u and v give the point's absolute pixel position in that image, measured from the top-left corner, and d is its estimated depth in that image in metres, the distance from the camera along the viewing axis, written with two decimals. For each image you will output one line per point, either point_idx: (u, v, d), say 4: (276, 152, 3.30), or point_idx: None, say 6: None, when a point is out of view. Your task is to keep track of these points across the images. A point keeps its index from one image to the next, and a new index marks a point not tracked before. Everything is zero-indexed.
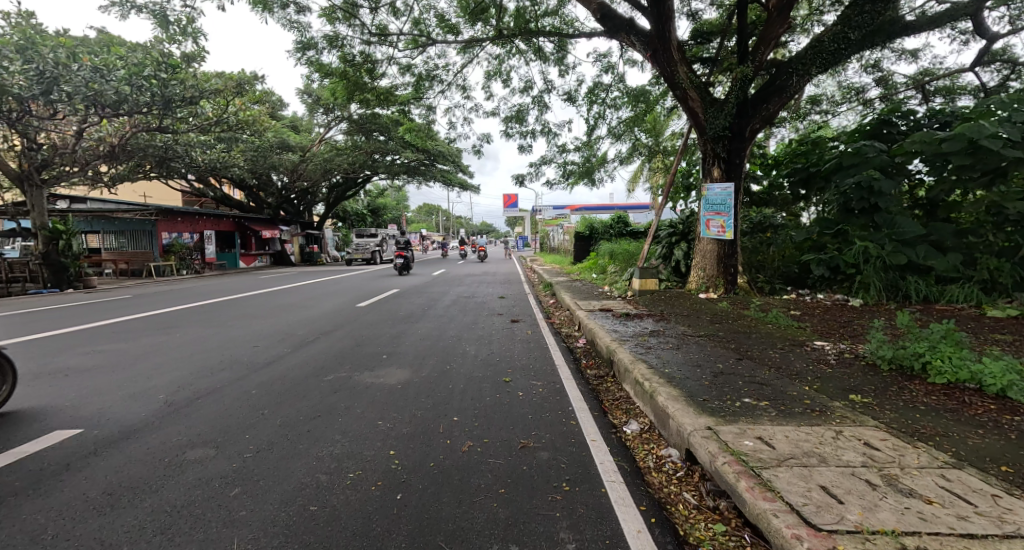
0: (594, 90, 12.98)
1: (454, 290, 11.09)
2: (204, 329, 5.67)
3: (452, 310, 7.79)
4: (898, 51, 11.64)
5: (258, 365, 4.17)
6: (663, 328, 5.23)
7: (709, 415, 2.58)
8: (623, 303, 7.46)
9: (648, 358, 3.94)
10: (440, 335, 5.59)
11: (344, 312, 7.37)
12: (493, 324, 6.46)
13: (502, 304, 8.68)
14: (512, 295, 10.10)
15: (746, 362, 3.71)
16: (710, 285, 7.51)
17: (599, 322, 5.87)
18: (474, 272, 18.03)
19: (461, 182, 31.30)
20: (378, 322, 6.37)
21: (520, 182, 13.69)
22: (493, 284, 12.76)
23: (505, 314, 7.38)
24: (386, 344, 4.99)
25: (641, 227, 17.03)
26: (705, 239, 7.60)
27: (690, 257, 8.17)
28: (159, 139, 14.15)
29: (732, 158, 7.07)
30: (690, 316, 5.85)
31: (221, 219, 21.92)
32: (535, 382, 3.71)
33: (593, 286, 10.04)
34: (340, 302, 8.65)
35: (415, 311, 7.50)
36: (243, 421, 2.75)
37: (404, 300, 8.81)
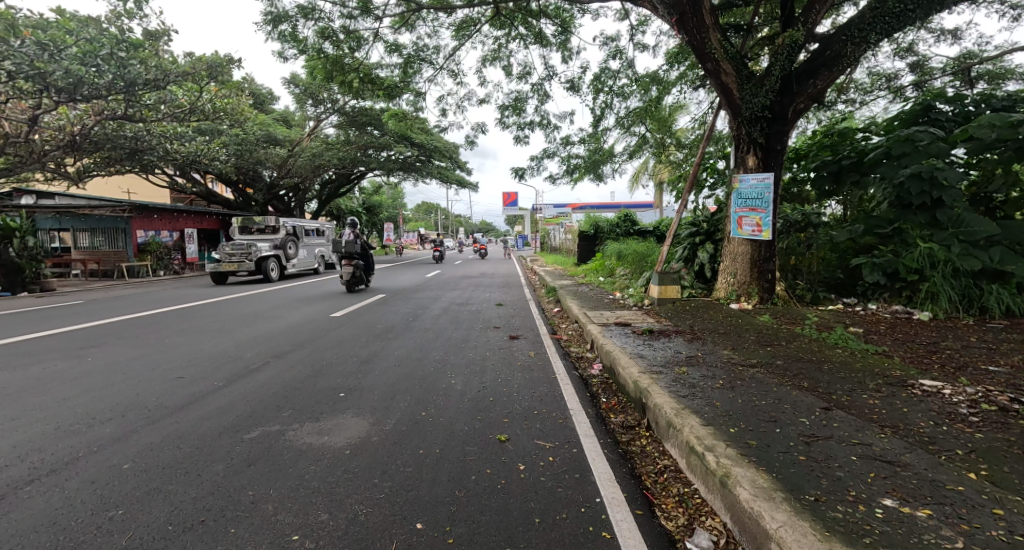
0: (600, 77, 11.95)
1: (447, 295, 10.07)
2: (130, 349, 4.61)
3: (442, 321, 6.74)
4: (936, 32, 10.53)
5: (169, 407, 3.10)
6: (701, 353, 4.13)
7: (845, 545, 1.50)
8: (641, 314, 6.39)
9: (698, 405, 2.85)
10: (423, 358, 4.54)
11: (316, 324, 6.33)
12: (488, 342, 5.41)
13: (500, 313, 7.63)
14: (511, 302, 9.03)
15: (840, 413, 2.63)
16: (742, 293, 6.48)
17: (616, 342, 4.80)
18: (471, 273, 17.02)
19: (460, 180, 30.26)
20: (352, 338, 5.33)
21: (520, 177, 12.66)
22: (490, 287, 11.75)
23: (502, 328, 6.32)
24: (353, 373, 3.95)
25: (649, 226, 16.00)
26: (736, 239, 6.56)
27: (716, 261, 7.09)
28: (129, 129, 13.11)
29: (771, 144, 6.00)
30: (730, 335, 4.77)
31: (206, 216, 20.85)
32: (544, 442, 2.65)
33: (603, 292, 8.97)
34: (315, 310, 7.62)
35: (398, 323, 6.46)
36: (65, 541, 1.68)
37: (389, 309, 7.77)
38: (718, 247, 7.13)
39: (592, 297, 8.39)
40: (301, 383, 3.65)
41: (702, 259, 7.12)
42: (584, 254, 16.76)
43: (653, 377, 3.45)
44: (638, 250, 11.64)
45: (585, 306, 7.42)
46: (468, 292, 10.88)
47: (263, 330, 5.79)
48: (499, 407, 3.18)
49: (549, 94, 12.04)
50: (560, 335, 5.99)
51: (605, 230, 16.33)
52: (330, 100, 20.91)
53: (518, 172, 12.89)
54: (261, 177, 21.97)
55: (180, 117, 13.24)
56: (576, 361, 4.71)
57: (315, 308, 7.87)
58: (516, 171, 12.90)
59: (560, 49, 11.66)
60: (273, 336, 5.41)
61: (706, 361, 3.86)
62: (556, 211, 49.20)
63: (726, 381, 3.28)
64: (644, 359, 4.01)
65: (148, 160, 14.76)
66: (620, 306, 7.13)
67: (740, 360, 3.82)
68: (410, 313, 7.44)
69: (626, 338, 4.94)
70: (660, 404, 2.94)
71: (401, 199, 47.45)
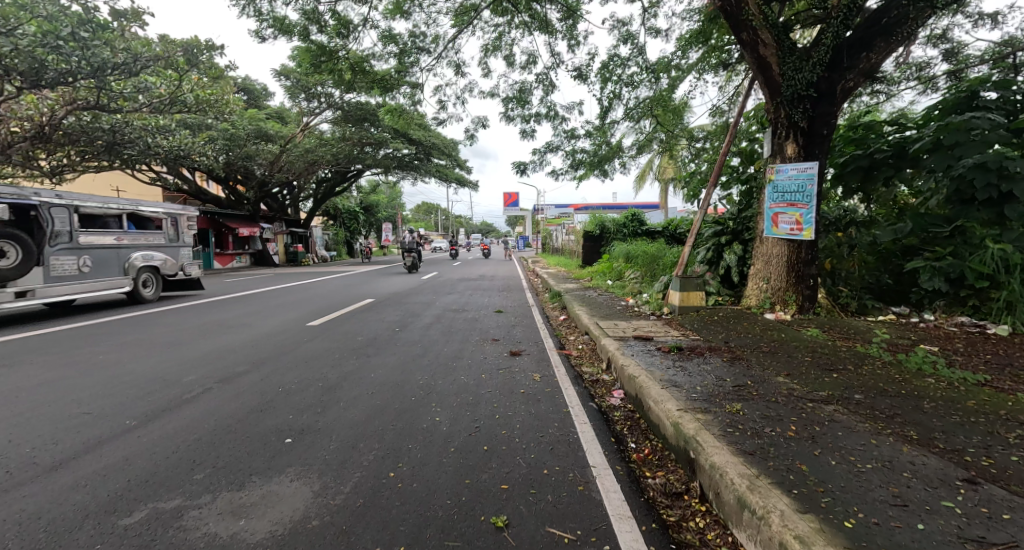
0: (609, 65, 11.17)
1: (442, 300, 9.26)
2: (46, 368, 3.79)
3: (434, 332, 5.92)
4: (972, 16, 9.69)
5: (47, 459, 2.28)
6: (751, 381, 3.30)
7: None
8: (662, 325, 5.57)
9: (777, 469, 2.02)
10: (404, 382, 3.73)
11: (288, 335, 5.51)
12: (485, 359, 4.58)
13: (499, 321, 6.81)
14: (512, 308, 8.23)
15: (997, 491, 1.79)
16: (777, 301, 5.66)
17: (639, 361, 3.96)
18: (470, 275, 16.21)
19: (459, 179, 29.51)
20: (325, 354, 4.51)
21: (522, 172, 11.88)
22: (489, 291, 10.95)
23: (501, 340, 5.50)
24: (314, 405, 3.12)
25: (657, 226, 15.22)
26: (771, 239, 5.73)
27: (745, 264, 6.25)
28: (105, 120, 12.34)
29: (815, 129, 5.14)
30: (776, 354, 3.94)
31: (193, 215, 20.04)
32: (562, 531, 1.83)
33: (613, 298, 8.15)
34: (292, 317, 6.82)
35: (382, 334, 5.63)
36: None
37: (374, 315, 6.98)
38: (747, 249, 6.29)
39: (603, 304, 7.57)
40: (245, 420, 2.83)
41: (729, 262, 6.29)
42: (588, 255, 15.93)
43: (699, 420, 2.62)
44: (649, 253, 10.86)
45: (596, 314, 6.60)
46: (465, 296, 10.04)
47: (222, 343, 4.96)
48: (499, 465, 2.36)
49: (554, 84, 11.25)
50: (569, 350, 5.15)
51: (611, 230, 15.51)
52: (324, 94, 20.15)
53: (519, 167, 12.14)
54: (252, 173, 21.23)
55: (159, 107, 12.46)
56: (591, 387, 3.88)
57: (292, 315, 7.09)
58: (518, 166, 12.13)
59: (566, 34, 10.81)
60: (232, 351, 4.58)
61: (761, 394, 3.02)
62: (557, 210, 48.53)
63: (801, 427, 2.44)
64: (681, 389, 3.18)
65: (129, 155, 14.01)
66: (635, 315, 6.31)
67: (805, 392, 2.98)
68: (400, 321, 6.65)
69: (650, 356, 4.10)
70: (721, 466, 2.10)
71: (399, 199, 46.74)
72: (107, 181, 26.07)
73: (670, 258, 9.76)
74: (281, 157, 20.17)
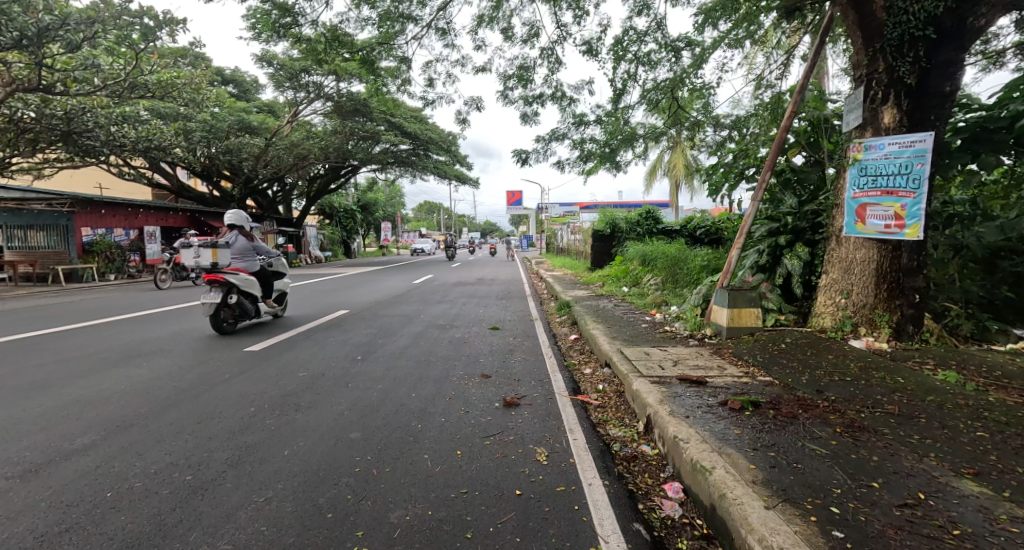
0: (623, 42, 9.87)
1: (429, 311, 7.91)
2: None
3: (407, 362, 4.55)
4: None
5: None
6: (923, 491, 1.84)
7: None
8: (709, 355, 4.12)
9: None
10: (329, 471, 2.32)
11: (210, 367, 4.15)
12: (466, 412, 3.19)
13: (494, 343, 5.43)
14: (511, 323, 6.85)
15: None
16: (862, 322, 4.25)
17: (702, 434, 2.51)
18: (469, 279, 14.87)
19: (461, 176, 28.13)
20: (238, 406, 3.14)
21: (523, 163, 10.68)
22: (488, 299, 9.58)
23: (494, 376, 4.11)
24: (137, 539, 1.73)
25: (674, 224, 13.80)
26: (853, 239, 4.30)
27: (813, 271, 4.80)
28: (58, 105, 11.17)
29: (928, 85, 3.73)
30: (918, 420, 2.48)
31: (173, 214, 18.81)
32: None
33: (635, 312, 6.73)
34: (235, 339, 5.49)
35: (337, 367, 4.27)
36: None
37: (337, 336, 5.60)
38: (815, 252, 4.85)
39: (624, 321, 6.14)
40: None
41: (790, 269, 4.86)
42: (597, 257, 14.58)
43: None
44: (673, 258, 9.63)
45: (617, 337, 5.15)
46: (457, 306, 8.68)
47: (110, 383, 3.61)
48: None
49: (560, 61, 9.95)
50: (586, 395, 3.71)
51: (622, 229, 14.13)
52: (313, 84, 18.82)
53: (522, 158, 10.79)
54: (238, 169, 20.02)
55: (117, 91, 11.19)
56: (627, 476, 2.43)
57: (240, 336, 5.77)
58: (519, 156, 10.76)
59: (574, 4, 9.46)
60: (108, 399, 3.24)
61: (968, 536, 1.57)
62: (562, 210, 47.02)
63: None
64: (806, 517, 1.72)
65: (91, 147, 12.78)
66: (667, 340, 4.87)
67: None
68: (368, 343, 5.29)
69: (716, 423, 2.65)
70: None
71: (399, 198, 45.33)
72: (90, 180, 24.97)
73: (706, 264, 8.40)
74: (266, 151, 18.91)
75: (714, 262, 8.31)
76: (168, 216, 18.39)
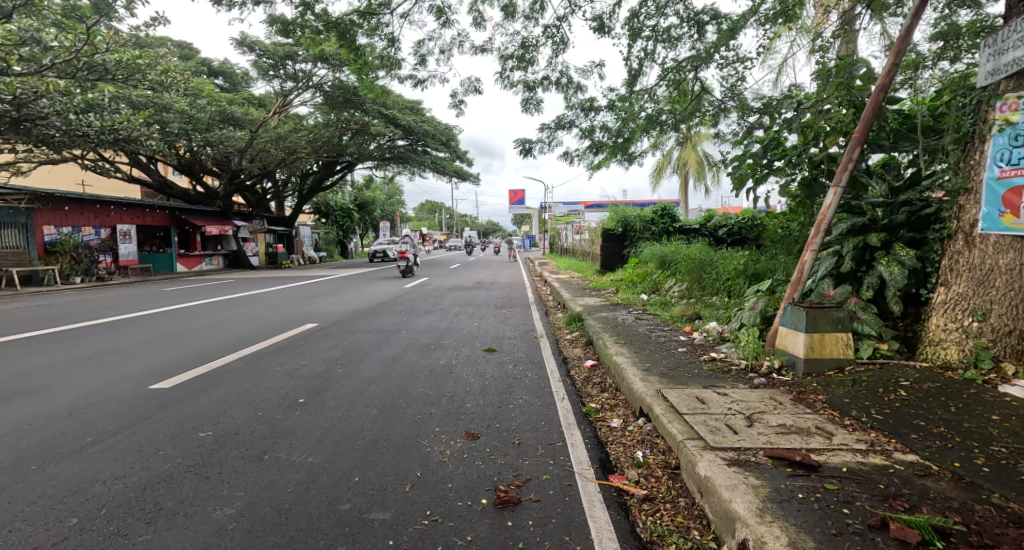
0: (637, 16, 8.72)
1: (413, 325, 6.71)
2: None
3: (366, 408, 3.31)
4: None
5: None
6: None
7: None
8: (794, 407, 2.85)
9: None
10: None
11: (78, 419, 2.92)
12: (428, 526, 1.93)
13: (485, 375, 4.17)
14: (511, 343, 5.60)
15: None
16: (1010, 356, 2.96)
17: None
18: (466, 283, 13.67)
19: (461, 173, 26.91)
20: (52, 517, 1.88)
21: (526, 153, 9.53)
22: (484, 309, 8.37)
23: (483, 436, 2.84)
24: None
25: (693, 225, 12.60)
26: (994, 238, 3.02)
27: (922, 283, 3.52)
28: (4, 88, 9.64)
29: None
30: None
31: (152, 212, 17.62)
32: None
33: (663, 331, 5.47)
34: (155, 366, 4.26)
35: (262, 419, 3.03)
36: None
37: (287, 364, 4.36)
38: (920, 256, 3.57)
39: (652, 344, 4.86)
40: None
41: (887, 279, 3.57)
42: (607, 259, 13.36)
43: None
44: (698, 261, 8.52)
45: (649, 369, 3.88)
46: (448, 317, 7.44)
47: None
48: None
49: (567, 40, 8.75)
50: (620, 477, 2.44)
51: (635, 229, 12.88)
52: (301, 73, 17.66)
53: (524, 149, 9.55)
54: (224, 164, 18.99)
55: (71, 73, 10.19)
56: None
57: (166, 361, 4.53)
58: (522, 147, 9.52)
59: None
60: None
61: None
62: (564, 210, 45.92)
63: None
64: None
65: (49, 136, 11.67)
66: (720, 375, 3.60)
67: None
68: (323, 376, 4.04)
69: None
70: None
71: (398, 198, 44.12)
72: (72, 178, 23.86)
73: (745, 270, 7.27)
74: (252, 144, 17.81)
75: (753, 269, 7.15)
76: (146, 215, 17.24)
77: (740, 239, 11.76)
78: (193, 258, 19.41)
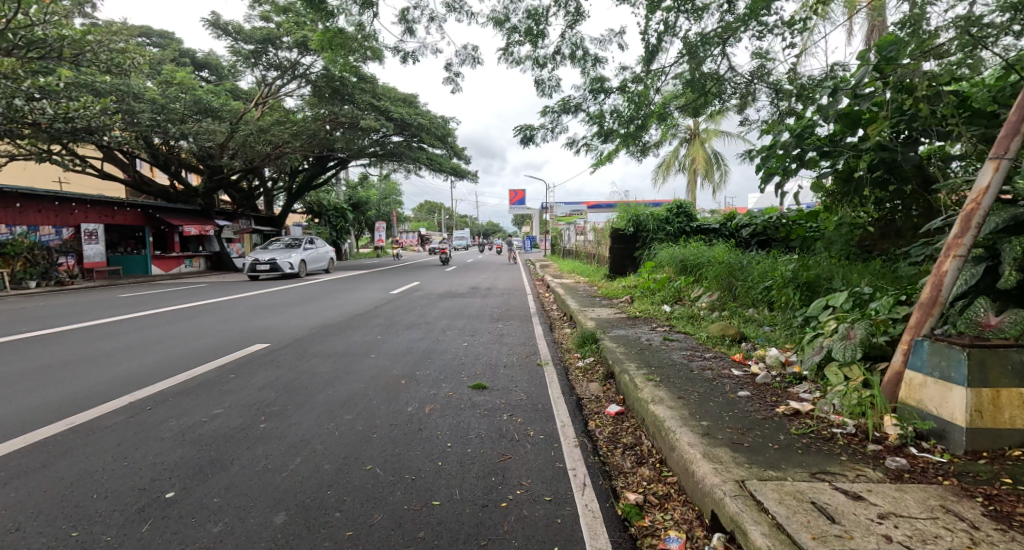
0: None
1: (387, 345, 5.47)
2: None
3: (268, 511, 2.06)
4: None
5: None
6: None
7: None
8: (1009, 540, 1.58)
9: None
10: None
11: None
12: None
13: (466, 438, 2.89)
14: (507, 374, 4.34)
15: None
16: None
17: None
18: (461, 288, 12.43)
19: (459, 170, 25.67)
20: None
21: (527, 141, 8.30)
22: (478, 323, 7.11)
23: None
24: None
25: (713, 225, 11.59)
26: None
27: None
28: None
29: None
30: None
31: (124, 210, 16.43)
32: None
33: (702, 360, 4.24)
34: (5, 420, 3.02)
35: (74, 544, 1.77)
36: None
37: (192, 414, 3.11)
38: None
39: (696, 381, 3.61)
40: None
41: None
42: (618, 263, 12.11)
43: None
44: (731, 267, 7.46)
45: (710, 431, 2.62)
46: (433, 334, 6.21)
47: None
48: None
49: (579, 10, 7.52)
50: None
51: (648, 228, 11.67)
52: (287, 60, 16.49)
53: (523, 137, 8.30)
54: (206, 158, 17.97)
55: (6, 48, 9.14)
56: None
57: (31, 410, 3.29)
58: (522, 134, 8.27)
59: None
60: None
61: None
62: (566, 210, 44.75)
63: None
64: None
65: None
66: (827, 450, 2.33)
67: None
68: (233, 437, 2.80)
69: None
70: None
71: (395, 197, 42.88)
72: (48, 174, 22.67)
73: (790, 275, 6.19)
74: (231, 138, 17.06)
75: (805, 277, 5.83)
76: (116, 214, 16.03)
77: (766, 241, 10.65)
78: (170, 259, 18.25)
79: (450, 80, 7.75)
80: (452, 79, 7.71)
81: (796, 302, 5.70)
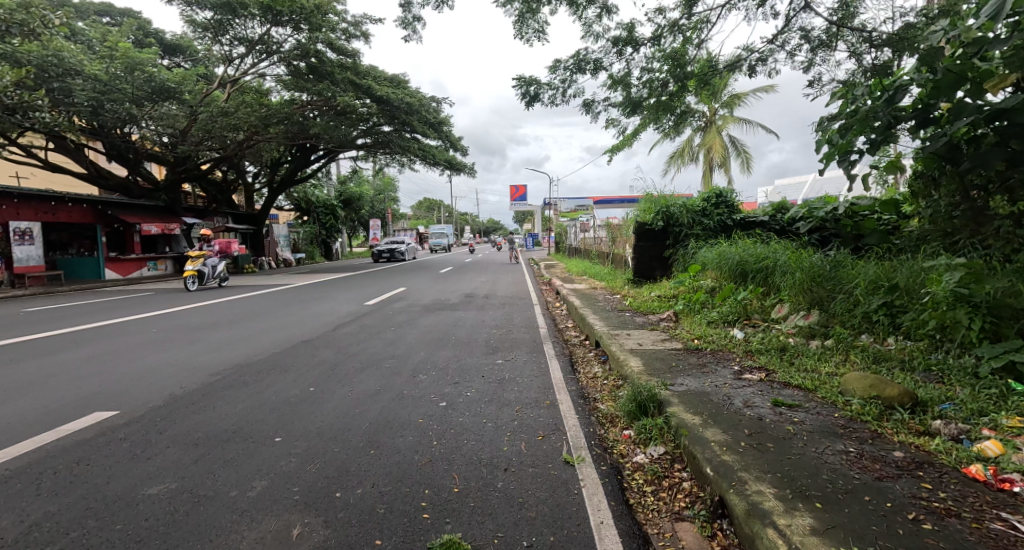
0: None
1: (313, 410, 3.39)
2: None
3: None
4: None
5: None
6: None
7: None
8: None
9: None
10: None
11: None
12: None
13: None
14: (513, 508, 2.20)
15: None
16: None
17: None
18: (456, 297, 10.35)
19: (456, 161, 23.50)
20: None
21: (531, 102, 6.23)
22: (468, 355, 5.01)
23: None
24: None
25: (760, 216, 9.44)
26: None
27: None
28: None
29: None
30: None
31: (69, 206, 14.57)
32: None
33: (903, 479, 2.08)
34: None
35: None
36: None
37: None
38: None
39: None
40: None
41: None
42: (642, 264, 10.00)
43: None
44: (816, 274, 5.40)
45: None
46: (397, 383, 4.08)
47: None
48: None
49: None
50: None
51: (680, 222, 9.52)
52: (253, 31, 14.43)
53: (527, 95, 6.19)
54: (169, 147, 15.96)
55: None
56: None
57: None
58: (523, 91, 6.16)
59: None
60: None
61: None
62: (570, 205, 42.77)
63: None
64: None
65: None
66: None
67: None
68: None
69: None
70: None
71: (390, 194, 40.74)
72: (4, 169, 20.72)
73: (931, 281, 4.07)
74: (193, 124, 15.01)
75: (984, 293, 3.61)
76: (58, 211, 14.20)
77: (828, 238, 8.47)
78: (128, 263, 16.25)
79: (402, 24, 5.89)
80: (405, 22, 5.82)
81: (972, 336, 3.55)
